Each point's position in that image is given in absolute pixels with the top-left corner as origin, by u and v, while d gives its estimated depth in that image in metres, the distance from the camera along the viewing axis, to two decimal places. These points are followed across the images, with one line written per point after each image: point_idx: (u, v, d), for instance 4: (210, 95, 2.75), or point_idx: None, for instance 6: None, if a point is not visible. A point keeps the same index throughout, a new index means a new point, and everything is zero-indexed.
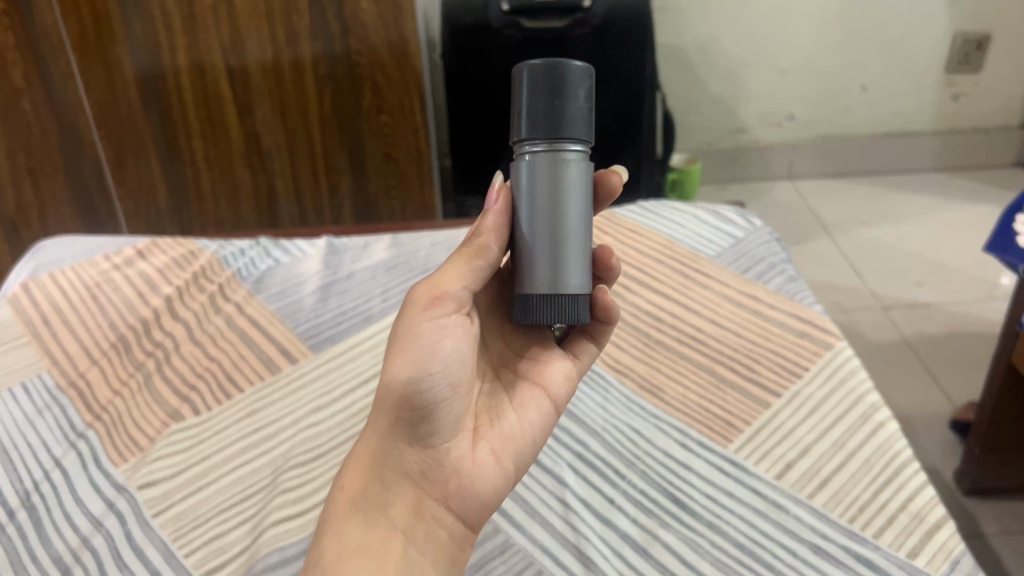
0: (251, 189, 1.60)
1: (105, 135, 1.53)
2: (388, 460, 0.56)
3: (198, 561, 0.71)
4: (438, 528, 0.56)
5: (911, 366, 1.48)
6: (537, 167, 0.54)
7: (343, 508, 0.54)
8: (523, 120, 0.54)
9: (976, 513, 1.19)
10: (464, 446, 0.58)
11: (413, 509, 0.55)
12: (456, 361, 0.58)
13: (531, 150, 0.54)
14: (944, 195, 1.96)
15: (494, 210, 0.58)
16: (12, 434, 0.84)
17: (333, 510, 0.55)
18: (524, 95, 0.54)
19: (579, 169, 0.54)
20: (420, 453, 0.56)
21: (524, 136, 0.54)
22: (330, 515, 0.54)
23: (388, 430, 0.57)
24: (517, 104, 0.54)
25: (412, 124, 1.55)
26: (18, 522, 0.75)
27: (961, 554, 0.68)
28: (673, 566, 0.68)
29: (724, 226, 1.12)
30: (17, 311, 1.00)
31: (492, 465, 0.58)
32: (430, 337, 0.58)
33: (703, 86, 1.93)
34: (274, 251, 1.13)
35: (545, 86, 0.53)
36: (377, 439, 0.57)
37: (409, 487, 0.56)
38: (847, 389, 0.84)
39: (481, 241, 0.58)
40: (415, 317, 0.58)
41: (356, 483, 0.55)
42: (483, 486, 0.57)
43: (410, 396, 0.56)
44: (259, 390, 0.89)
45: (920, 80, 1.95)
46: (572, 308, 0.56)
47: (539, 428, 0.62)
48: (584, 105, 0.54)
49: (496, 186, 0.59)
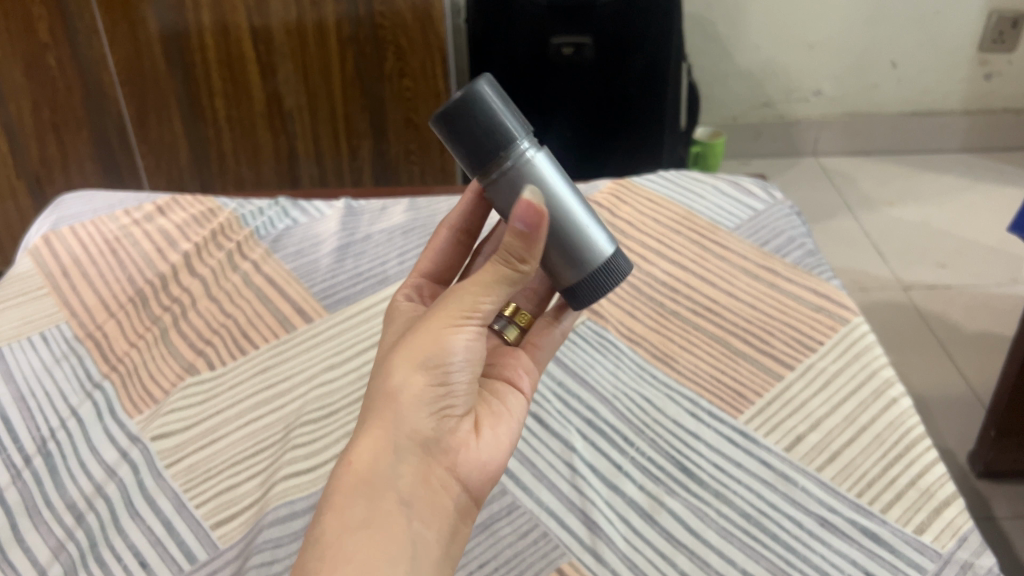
0: (272, 149, 1.61)
1: (129, 92, 1.53)
2: (404, 429, 0.54)
3: (209, 512, 0.73)
4: (446, 500, 0.54)
5: (929, 346, 1.47)
6: (519, 184, 0.57)
7: (348, 481, 0.52)
8: (467, 158, 0.57)
9: (988, 495, 1.19)
10: (468, 424, 0.59)
11: (421, 480, 0.53)
12: (477, 359, 0.59)
13: (498, 172, 0.57)
14: (972, 176, 1.93)
15: (537, 236, 0.55)
16: (28, 380, 0.85)
17: (339, 483, 0.52)
18: (455, 145, 0.57)
19: (545, 159, 0.58)
20: (435, 422, 0.56)
21: (485, 170, 0.57)
22: (333, 488, 0.52)
23: (406, 399, 0.55)
24: (466, 152, 0.57)
25: (435, 89, 1.55)
26: (34, 468, 0.76)
27: (969, 531, 0.67)
28: (678, 533, 0.68)
29: (744, 198, 1.11)
30: (38, 262, 1.01)
31: (492, 441, 0.60)
32: (465, 337, 0.57)
33: (730, 58, 1.91)
34: (291, 211, 1.13)
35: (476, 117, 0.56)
36: (389, 409, 0.54)
37: (419, 458, 0.54)
38: (861, 363, 0.83)
39: (522, 265, 0.56)
40: (446, 311, 0.57)
41: (365, 454, 0.53)
42: (488, 459, 0.58)
43: (438, 373, 0.56)
44: (274, 346, 0.90)
45: (952, 58, 1.91)
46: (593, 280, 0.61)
47: (520, 412, 0.64)
48: (512, 114, 0.57)
49: (535, 209, 0.54)
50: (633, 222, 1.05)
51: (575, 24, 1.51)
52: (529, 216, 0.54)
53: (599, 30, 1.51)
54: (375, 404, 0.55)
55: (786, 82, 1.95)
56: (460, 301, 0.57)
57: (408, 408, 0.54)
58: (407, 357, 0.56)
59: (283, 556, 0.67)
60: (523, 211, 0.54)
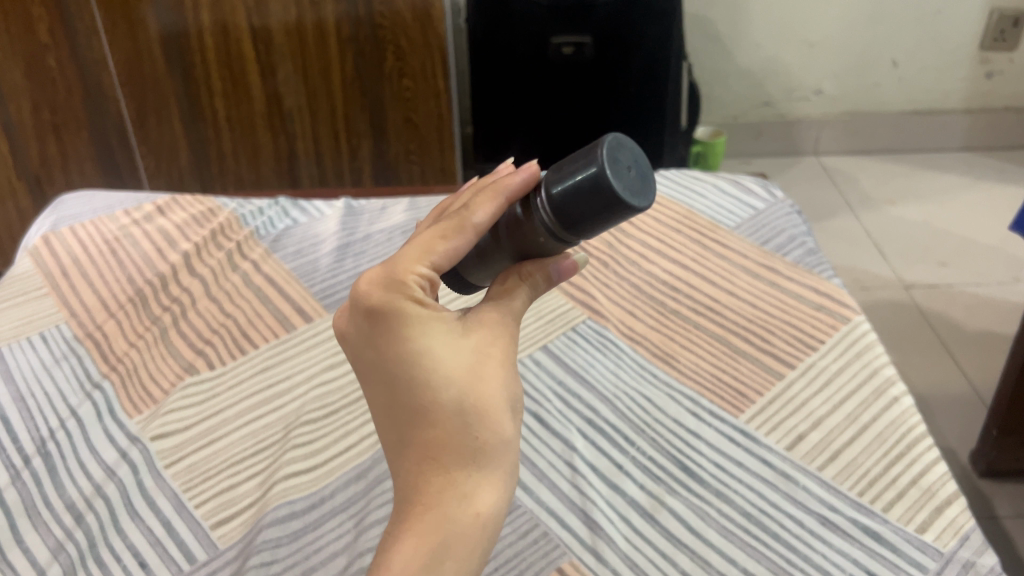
0: (272, 150, 1.61)
1: (129, 93, 1.53)
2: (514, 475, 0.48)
3: (208, 512, 0.72)
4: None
5: (931, 345, 1.47)
6: (528, 229, 0.48)
7: (472, 533, 0.45)
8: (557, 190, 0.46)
9: (990, 494, 1.19)
10: None
11: None
12: None
13: (543, 205, 0.47)
14: (973, 175, 1.93)
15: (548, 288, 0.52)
16: (28, 381, 0.85)
17: (459, 538, 0.44)
18: (572, 183, 0.45)
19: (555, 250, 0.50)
20: None
21: (550, 191, 0.46)
22: (454, 536, 0.44)
23: (516, 447, 0.48)
24: (571, 177, 0.45)
25: (435, 88, 1.54)
26: (33, 468, 0.76)
27: (971, 530, 0.67)
28: (679, 533, 0.68)
29: (745, 197, 1.10)
30: (37, 263, 1.01)
31: None
32: None
33: (730, 58, 1.90)
34: (291, 211, 1.12)
35: (601, 207, 0.44)
36: (509, 459, 0.47)
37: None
38: (862, 362, 0.83)
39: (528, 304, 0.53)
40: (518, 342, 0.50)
41: (488, 510, 0.46)
42: None
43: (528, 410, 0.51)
44: (274, 346, 0.89)
45: (953, 57, 1.91)
46: None
47: None
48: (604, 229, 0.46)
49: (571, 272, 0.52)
50: (634, 221, 1.05)
51: (575, 23, 1.51)
52: (570, 273, 0.52)
53: (599, 30, 1.51)
54: (488, 446, 0.46)
55: (786, 81, 1.95)
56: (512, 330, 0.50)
57: (519, 457, 0.48)
58: (509, 397, 0.48)
59: (282, 556, 0.67)
60: (569, 271, 0.51)
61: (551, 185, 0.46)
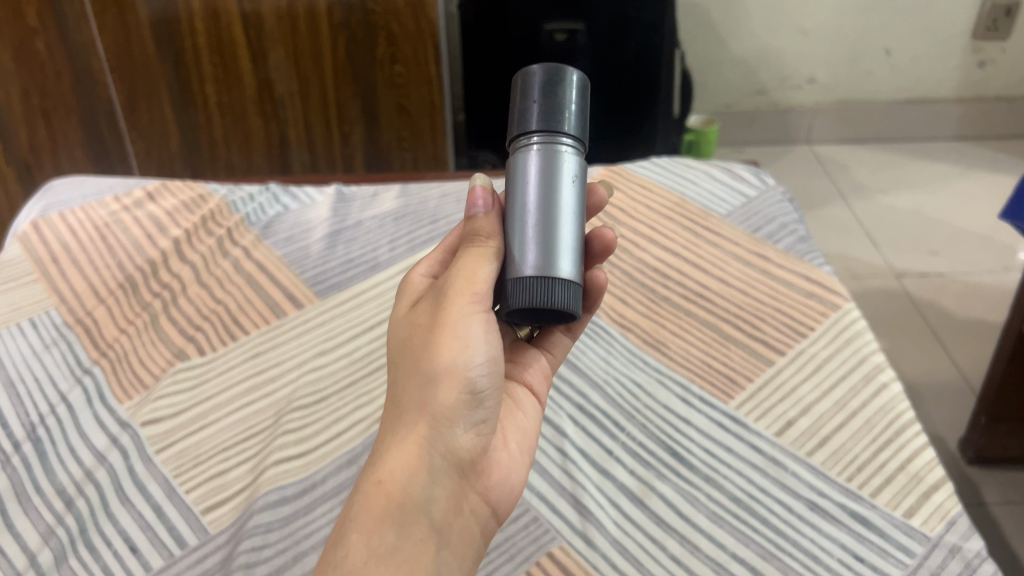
0: (263, 136, 1.60)
1: (118, 77, 1.52)
2: (436, 447, 0.52)
3: (199, 498, 0.73)
4: (476, 526, 0.54)
5: (920, 333, 1.47)
6: (528, 162, 0.55)
7: (378, 503, 0.49)
8: (532, 111, 0.55)
9: (978, 481, 1.19)
10: (501, 445, 0.59)
11: (451, 504, 0.52)
12: (487, 362, 0.55)
13: (528, 142, 0.55)
14: (965, 164, 1.93)
15: (484, 213, 0.57)
16: (18, 366, 0.85)
17: (366, 506, 0.50)
18: (535, 93, 0.55)
19: (571, 157, 0.55)
20: (467, 440, 0.55)
21: (519, 133, 0.56)
22: (361, 510, 0.49)
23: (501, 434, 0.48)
24: (520, 106, 0.56)
25: (426, 75, 1.54)
26: (24, 453, 0.76)
27: (958, 515, 0.68)
28: (669, 518, 0.69)
29: (737, 184, 1.10)
30: (26, 248, 1.00)
31: (519, 459, 0.60)
32: (461, 343, 0.54)
33: (723, 45, 1.90)
34: (282, 197, 1.12)
35: (546, 87, 0.55)
36: (424, 422, 0.53)
37: (454, 480, 0.53)
38: (852, 349, 0.83)
39: (488, 242, 0.56)
40: (454, 308, 0.55)
41: (395, 474, 0.51)
42: (515, 479, 0.58)
43: (465, 384, 0.54)
44: (265, 332, 0.89)
45: (945, 46, 1.91)
46: (559, 291, 0.52)
47: (536, 418, 0.64)
48: (575, 109, 0.55)
49: (482, 190, 0.58)
50: (626, 209, 1.05)
51: (567, 11, 1.51)
52: (479, 200, 0.58)
53: (592, 17, 1.51)
54: (406, 410, 0.54)
55: (779, 69, 1.95)
56: (446, 298, 0.56)
57: (441, 431, 0.53)
58: (430, 369, 0.54)
59: (273, 541, 0.68)
60: (471, 198, 0.58)
61: (517, 132, 0.56)
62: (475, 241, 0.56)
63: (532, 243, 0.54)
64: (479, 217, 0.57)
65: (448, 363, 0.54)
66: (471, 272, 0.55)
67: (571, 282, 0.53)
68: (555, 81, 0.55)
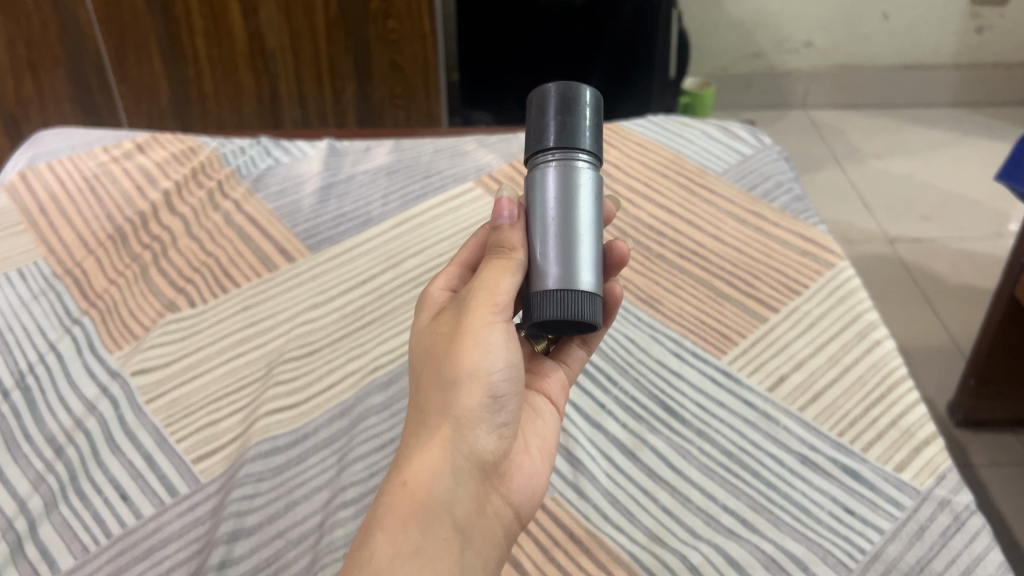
0: (253, 91, 1.58)
1: (106, 30, 1.49)
2: (460, 450, 0.50)
3: (189, 447, 0.72)
4: (499, 528, 0.52)
5: (911, 298, 1.48)
6: (547, 178, 0.54)
7: (402, 505, 0.47)
8: (549, 129, 0.54)
9: (965, 442, 1.20)
10: (523, 451, 0.57)
11: (475, 508, 0.50)
12: (508, 368, 0.53)
13: (546, 159, 0.54)
14: (960, 130, 1.93)
15: (509, 225, 0.55)
16: (7, 316, 0.84)
17: (390, 507, 0.48)
18: (551, 110, 0.54)
19: (589, 174, 0.54)
20: (489, 442, 0.53)
21: (537, 150, 0.55)
22: (385, 510, 0.47)
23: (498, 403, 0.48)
24: (536, 124, 0.55)
25: (420, 31, 1.52)
26: (13, 401, 0.75)
27: (947, 469, 0.68)
28: (661, 470, 0.69)
29: (732, 142, 1.10)
30: (14, 198, 0.99)
31: (541, 464, 0.58)
32: (484, 349, 0.52)
33: (720, 7, 1.88)
34: (274, 150, 1.11)
35: (562, 105, 0.54)
36: (447, 425, 0.51)
37: (477, 481, 0.51)
38: (846, 306, 0.83)
39: (514, 255, 0.54)
40: (476, 316, 0.53)
41: (421, 475, 0.49)
42: (537, 484, 0.56)
43: (487, 389, 0.52)
44: (256, 285, 0.89)
45: (944, 11, 1.89)
46: (579, 304, 0.52)
47: (556, 427, 0.62)
48: (591, 126, 0.55)
49: (508, 203, 0.56)
50: (621, 166, 1.04)
51: None
52: (506, 211, 0.55)
53: None
54: (428, 413, 0.52)
55: (776, 32, 1.93)
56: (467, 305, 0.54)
57: (464, 432, 0.51)
58: (452, 371, 0.52)
59: (264, 490, 0.67)
60: (496, 209, 0.56)
61: (534, 149, 0.55)
62: (500, 253, 0.54)
63: (552, 255, 0.53)
64: (503, 229, 0.55)
65: (470, 368, 0.52)
66: (493, 283, 0.53)
67: (591, 294, 0.52)
68: (570, 98, 0.54)
